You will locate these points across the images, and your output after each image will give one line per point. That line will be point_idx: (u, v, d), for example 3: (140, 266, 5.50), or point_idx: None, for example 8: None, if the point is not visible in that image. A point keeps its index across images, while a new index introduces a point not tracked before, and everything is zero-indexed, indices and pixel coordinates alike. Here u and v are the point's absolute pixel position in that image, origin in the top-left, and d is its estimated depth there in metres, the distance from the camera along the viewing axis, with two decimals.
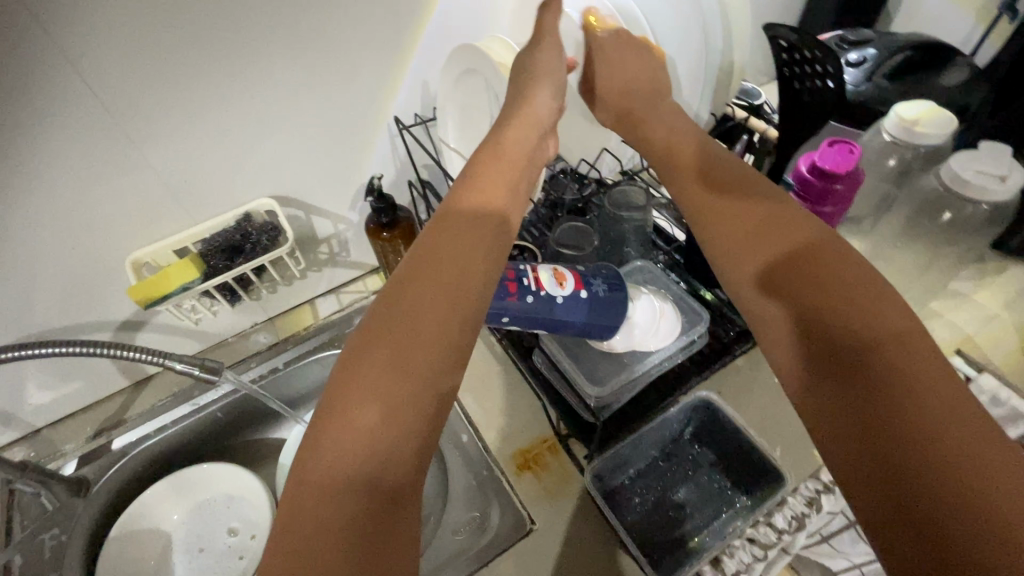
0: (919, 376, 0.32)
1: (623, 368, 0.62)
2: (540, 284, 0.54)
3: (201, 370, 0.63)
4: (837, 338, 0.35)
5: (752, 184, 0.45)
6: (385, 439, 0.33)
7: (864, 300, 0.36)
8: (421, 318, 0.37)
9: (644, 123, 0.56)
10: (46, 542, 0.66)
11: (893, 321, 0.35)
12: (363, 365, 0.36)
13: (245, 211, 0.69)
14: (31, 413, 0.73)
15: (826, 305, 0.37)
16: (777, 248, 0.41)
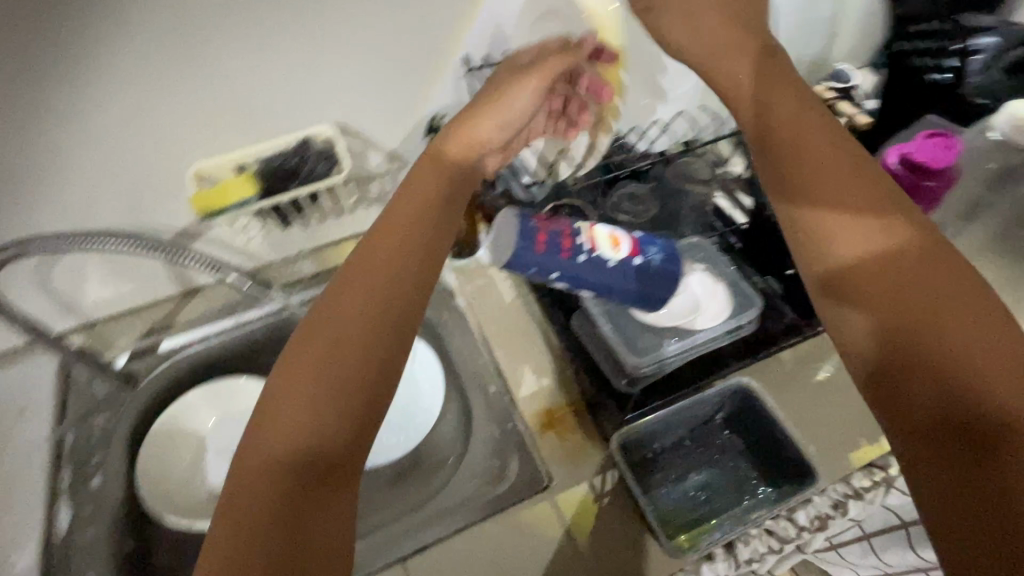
0: (1009, 369, 0.34)
1: (664, 343, 0.61)
2: (594, 244, 0.52)
3: None
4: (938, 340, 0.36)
5: (857, 173, 0.43)
6: (301, 444, 0.39)
7: (952, 290, 0.37)
8: (336, 332, 0.42)
9: (746, 102, 0.49)
10: (96, 427, 0.71)
11: (988, 319, 0.35)
12: (345, 329, 0.43)
13: (304, 134, 0.68)
14: (88, 307, 0.77)
15: (918, 296, 0.37)
16: (877, 235, 0.40)
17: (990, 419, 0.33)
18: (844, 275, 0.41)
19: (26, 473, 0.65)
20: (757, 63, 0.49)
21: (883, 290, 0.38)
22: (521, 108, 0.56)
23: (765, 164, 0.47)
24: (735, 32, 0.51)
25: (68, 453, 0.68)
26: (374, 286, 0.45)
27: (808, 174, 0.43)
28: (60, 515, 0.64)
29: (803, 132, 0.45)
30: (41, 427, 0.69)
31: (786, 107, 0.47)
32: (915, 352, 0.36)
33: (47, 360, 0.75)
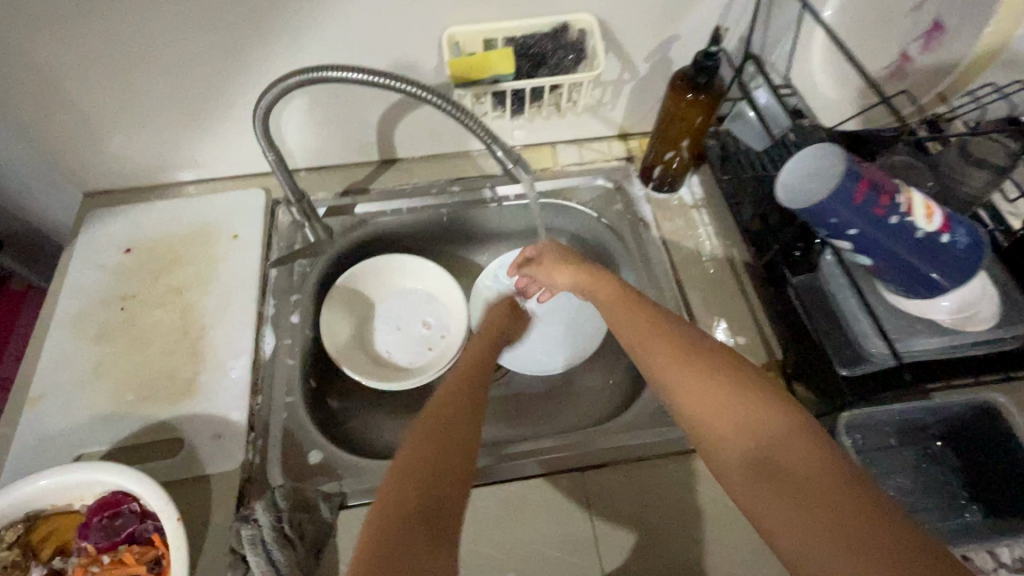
0: (768, 473, 0.39)
1: (914, 334, 0.55)
2: (911, 209, 0.45)
3: (512, 167, 0.59)
4: (715, 415, 0.43)
5: (671, 341, 0.49)
6: (425, 467, 0.42)
7: (771, 424, 0.41)
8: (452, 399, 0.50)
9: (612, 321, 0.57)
10: (296, 269, 0.74)
11: (752, 425, 0.41)
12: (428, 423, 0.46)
13: (562, 21, 0.64)
14: (298, 153, 0.79)
15: (704, 417, 0.44)
16: (709, 392, 0.44)
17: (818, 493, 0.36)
18: (688, 399, 0.46)
19: (239, 294, 0.70)
20: (633, 312, 0.55)
21: (701, 411, 0.44)
22: (597, 283, 0.61)
23: (626, 325, 0.54)
24: (643, 317, 0.54)
25: (271, 286, 0.72)
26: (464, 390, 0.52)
27: (652, 353, 0.50)
28: (265, 339, 0.68)
29: (639, 329, 0.53)
30: (251, 256, 0.73)
31: (639, 330, 0.53)
32: (703, 437, 0.44)
33: (255, 195, 0.78)
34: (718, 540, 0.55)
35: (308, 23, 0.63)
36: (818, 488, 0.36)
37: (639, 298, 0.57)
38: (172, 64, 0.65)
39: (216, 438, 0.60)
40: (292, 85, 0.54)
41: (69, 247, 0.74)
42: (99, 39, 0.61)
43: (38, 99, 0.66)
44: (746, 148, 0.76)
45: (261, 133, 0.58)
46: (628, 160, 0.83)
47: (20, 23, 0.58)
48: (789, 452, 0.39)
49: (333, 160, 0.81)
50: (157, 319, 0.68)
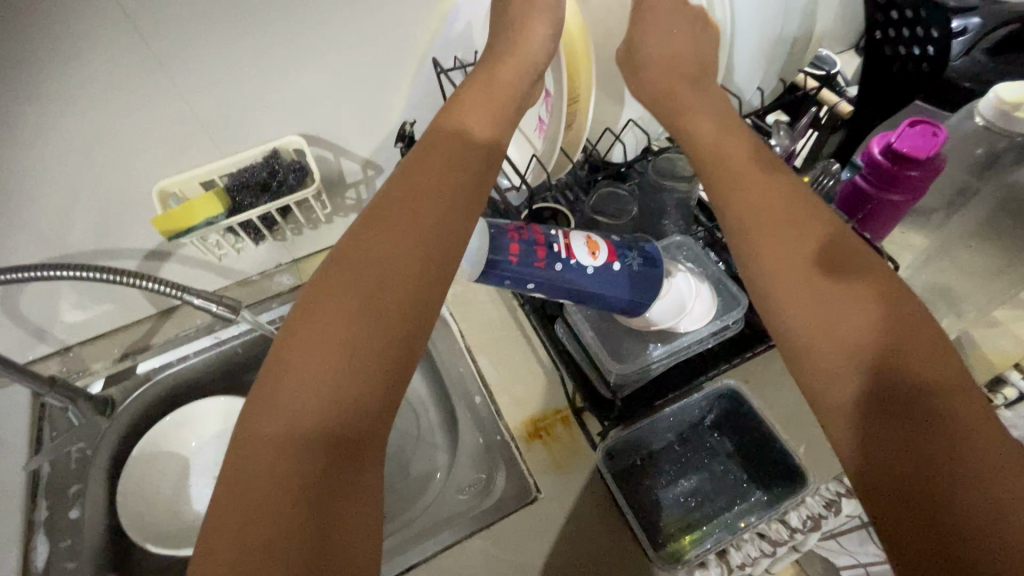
0: (864, 401, 0.35)
1: (645, 346, 0.59)
2: (570, 252, 0.50)
3: (221, 308, 0.65)
4: (837, 351, 0.37)
5: (804, 220, 0.42)
6: (267, 514, 0.32)
7: (901, 358, 0.35)
8: (339, 311, 0.38)
9: (764, 206, 0.43)
10: (74, 456, 0.69)
11: (868, 341, 0.36)
12: (336, 277, 0.39)
13: (272, 147, 0.67)
14: (62, 330, 0.75)
15: (838, 328, 0.37)
16: (805, 276, 0.40)
17: (925, 405, 0.33)
18: (766, 269, 0.42)
19: (2, 508, 0.64)
20: (790, 250, 0.41)
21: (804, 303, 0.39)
22: (716, 141, 0.50)
23: (746, 200, 0.44)
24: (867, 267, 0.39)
25: (45, 484, 0.66)
26: (349, 275, 0.39)
27: (806, 224, 0.42)
28: (38, 548, 0.62)
29: (756, 189, 0.45)
30: (17, 458, 0.67)
31: (757, 178, 0.45)
32: (812, 305, 0.39)
33: (20, 388, 0.73)
34: None
35: None
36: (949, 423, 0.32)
37: (763, 167, 0.46)
38: None
39: None
40: None
41: None
42: None
43: None
44: None
45: None
46: None
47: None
48: (907, 376, 0.34)
49: (107, 325, 0.78)
50: None
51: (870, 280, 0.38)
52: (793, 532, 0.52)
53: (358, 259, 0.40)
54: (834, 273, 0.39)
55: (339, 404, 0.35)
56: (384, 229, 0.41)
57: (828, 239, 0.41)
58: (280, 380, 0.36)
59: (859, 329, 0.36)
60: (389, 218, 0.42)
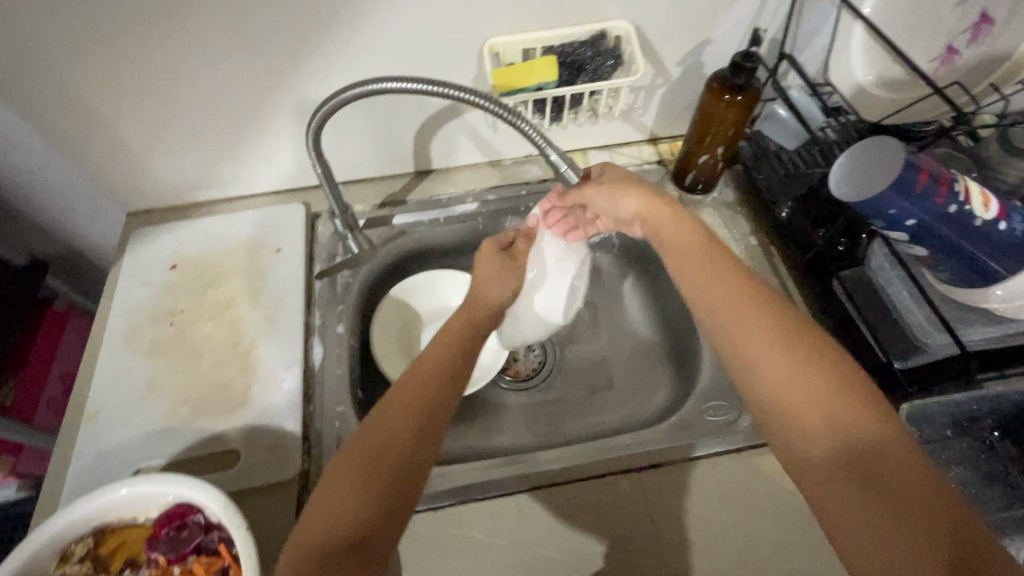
0: (862, 490, 0.38)
1: (964, 322, 0.55)
2: (969, 197, 0.46)
3: (568, 168, 0.61)
4: (829, 443, 0.41)
5: (754, 310, 0.48)
6: (341, 515, 0.43)
7: (863, 430, 0.40)
8: (388, 421, 0.47)
9: (731, 333, 0.48)
10: (339, 281, 0.75)
11: (840, 426, 0.41)
12: (383, 414, 0.48)
13: (600, 29, 0.66)
14: (337, 165, 0.80)
15: (831, 422, 0.41)
16: (776, 356, 0.45)
17: (883, 475, 0.38)
18: (769, 396, 0.44)
19: (285, 308, 0.71)
20: (768, 328, 0.46)
21: (781, 380, 0.44)
22: (705, 289, 0.51)
23: (696, 279, 0.52)
24: (773, 324, 0.47)
25: (316, 298, 0.73)
26: (396, 401, 0.49)
27: (745, 326, 0.47)
28: (314, 348, 0.69)
29: (716, 289, 0.51)
30: (295, 269, 0.74)
31: (703, 292, 0.52)
32: (799, 415, 0.42)
33: (296, 210, 0.79)
34: (782, 537, 0.55)
35: (352, 35, 0.65)
36: (912, 496, 0.37)
37: (722, 259, 0.52)
38: (220, 78, 0.67)
39: (273, 447, 0.61)
40: (351, 98, 0.56)
41: (116, 266, 0.76)
42: (153, 56, 0.63)
43: (104, 126, 0.69)
44: (780, 146, 0.76)
45: (311, 144, 0.61)
46: (660, 163, 0.83)
47: (51, 37, 0.59)
48: (881, 460, 0.39)
49: (371, 173, 0.83)
50: (207, 332, 0.69)
51: (815, 371, 0.43)
52: None
53: (399, 392, 0.50)
54: (780, 382, 0.44)
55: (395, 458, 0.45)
56: (405, 382, 0.50)
57: (766, 362, 0.45)
58: (338, 465, 0.45)
59: (848, 429, 0.40)
60: (420, 375, 0.51)
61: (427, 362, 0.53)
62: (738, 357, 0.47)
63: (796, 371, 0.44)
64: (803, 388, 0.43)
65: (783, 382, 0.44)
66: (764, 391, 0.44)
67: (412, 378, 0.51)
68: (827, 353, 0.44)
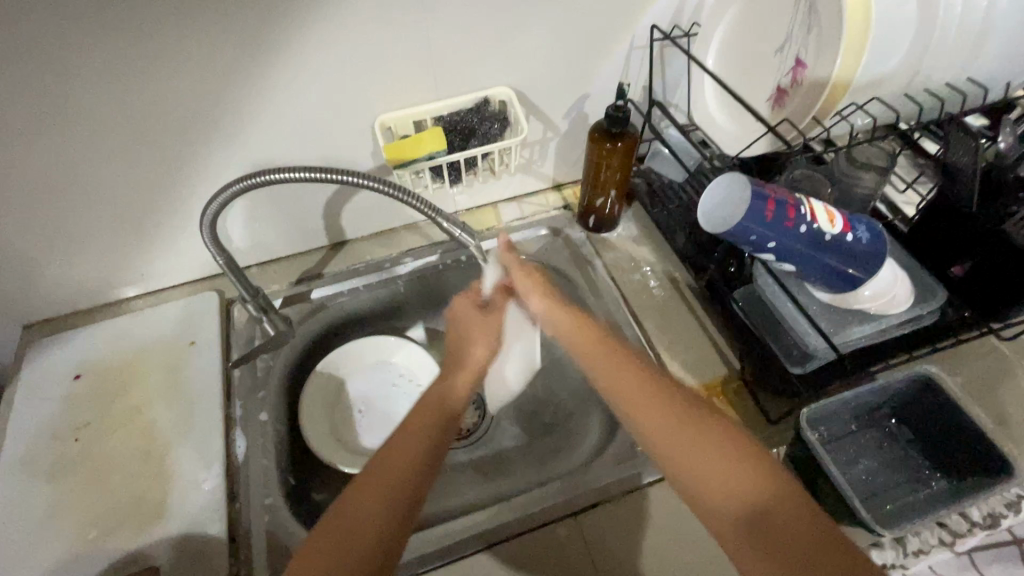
0: (764, 547, 0.39)
1: (842, 323, 0.61)
2: (815, 216, 0.52)
3: (463, 234, 0.64)
4: (727, 505, 0.42)
5: (653, 387, 0.50)
6: None
7: (756, 485, 0.42)
8: (367, 499, 0.44)
9: (630, 409, 0.50)
10: (260, 365, 0.73)
11: (737, 485, 0.42)
12: (358, 489, 0.45)
13: (483, 96, 0.71)
14: (249, 249, 0.80)
15: (729, 483, 0.43)
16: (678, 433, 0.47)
17: (780, 528, 0.40)
18: (672, 463, 0.46)
19: (203, 403, 0.68)
20: (664, 400, 0.49)
21: (682, 457, 0.45)
22: (607, 373, 0.54)
23: (596, 364, 0.55)
24: (663, 398, 0.49)
25: (236, 386, 0.71)
26: (375, 474, 0.46)
27: (642, 402, 0.50)
28: (236, 440, 0.66)
29: (621, 377, 0.52)
30: (211, 360, 0.72)
31: (606, 375, 0.54)
32: (699, 481, 0.44)
33: (209, 298, 0.78)
34: (720, 557, 0.57)
35: (244, 125, 0.66)
36: (807, 543, 0.39)
37: (610, 348, 0.56)
38: (111, 179, 0.66)
39: (197, 556, 0.57)
40: (240, 190, 0.57)
41: (12, 385, 0.71)
42: (35, 166, 0.62)
43: None
44: (669, 180, 0.83)
45: (209, 236, 0.61)
46: (565, 207, 0.87)
47: None
48: (776, 514, 0.40)
49: (284, 251, 0.83)
50: (117, 442, 0.66)
51: (711, 434, 0.45)
52: (973, 525, 0.58)
53: (379, 463, 0.47)
54: (681, 451, 0.46)
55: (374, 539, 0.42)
56: (383, 454, 0.48)
57: (666, 433, 0.47)
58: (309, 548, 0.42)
59: (743, 487, 0.42)
60: (399, 445, 0.49)
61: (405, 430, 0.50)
62: (640, 431, 0.49)
63: (693, 438, 0.45)
64: (700, 453, 0.45)
65: (683, 449, 0.45)
66: (667, 463, 0.46)
67: (397, 447, 0.48)
68: (720, 416, 0.47)
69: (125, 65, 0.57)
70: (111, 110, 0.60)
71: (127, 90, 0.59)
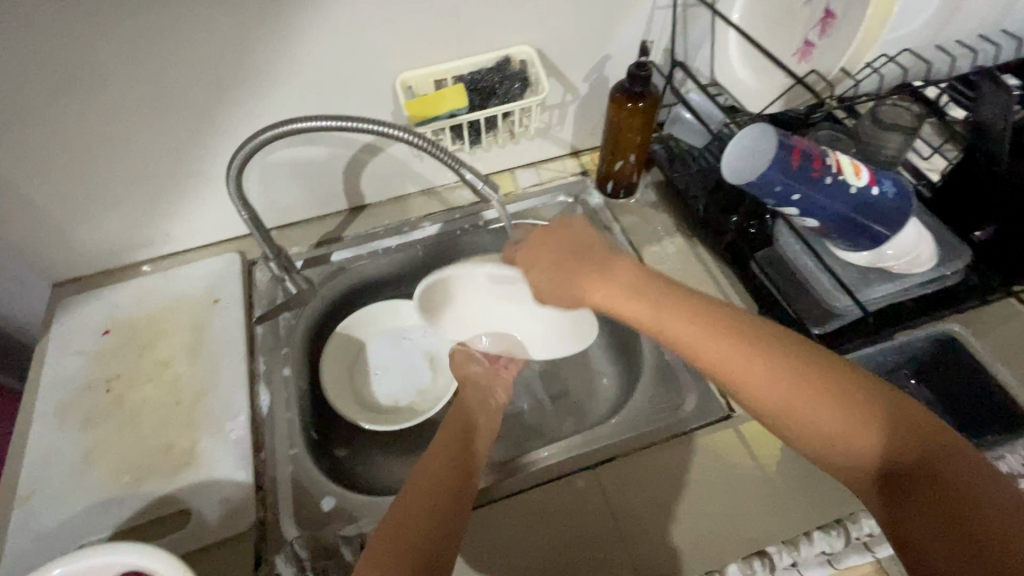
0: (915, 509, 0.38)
1: (863, 282, 0.61)
2: (841, 168, 0.51)
3: (484, 186, 0.64)
4: (864, 465, 0.41)
5: (751, 342, 0.45)
6: None
7: (890, 442, 0.40)
8: (422, 502, 0.47)
9: (728, 374, 0.45)
10: (281, 324, 0.75)
11: (867, 444, 0.41)
12: (424, 491, 0.49)
13: (504, 55, 0.70)
14: (270, 212, 0.81)
15: (862, 446, 0.41)
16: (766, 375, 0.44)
17: (926, 481, 0.38)
18: (792, 432, 0.43)
19: (227, 358, 0.70)
20: (761, 356, 0.44)
21: (803, 422, 0.43)
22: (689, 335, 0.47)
23: (675, 326, 0.47)
24: (770, 356, 0.44)
25: (259, 344, 0.72)
26: (432, 483, 0.49)
27: (741, 367, 0.44)
28: (260, 394, 0.68)
29: (680, 325, 0.47)
30: (234, 318, 0.74)
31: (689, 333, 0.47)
32: (827, 448, 0.42)
33: (232, 260, 0.79)
34: (736, 510, 0.57)
35: (267, 85, 0.67)
36: (959, 495, 0.37)
37: (692, 298, 0.48)
38: (137, 139, 0.67)
39: (225, 500, 0.59)
40: (264, 141, 0.58)
41: (42, 341, 0.73)
42: (63, 123, 0.63)
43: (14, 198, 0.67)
44: (689, 146, 0.82)
45: (234, 190, 0.61)
46: (583, 173, 0.87)
47: None
48: (922, 471, 0.39)
49: (304, 215, 0.84)
50: (146, 394, 0.67)
51: (833, 395, 0.42)
52: None
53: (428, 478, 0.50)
54: (799, 422, 0.43)
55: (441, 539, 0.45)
56: (425, 471, 0.51)
57: (780, 402, 0.43)
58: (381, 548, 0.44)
59: (874, 445, 0.41)
60: (447, 461, 0.53)
61: (453, 449, 0.55)
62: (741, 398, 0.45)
63: (810, 403, 0.42)
64: (821, 420, 0.42)
65: (800, 415, 0.43)
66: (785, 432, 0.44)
67: (443, 464, 0.52)
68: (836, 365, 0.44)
69: (152, 20, 0.57)
70: (137, 68, 0.60)
71: (153, 46, 0.59)
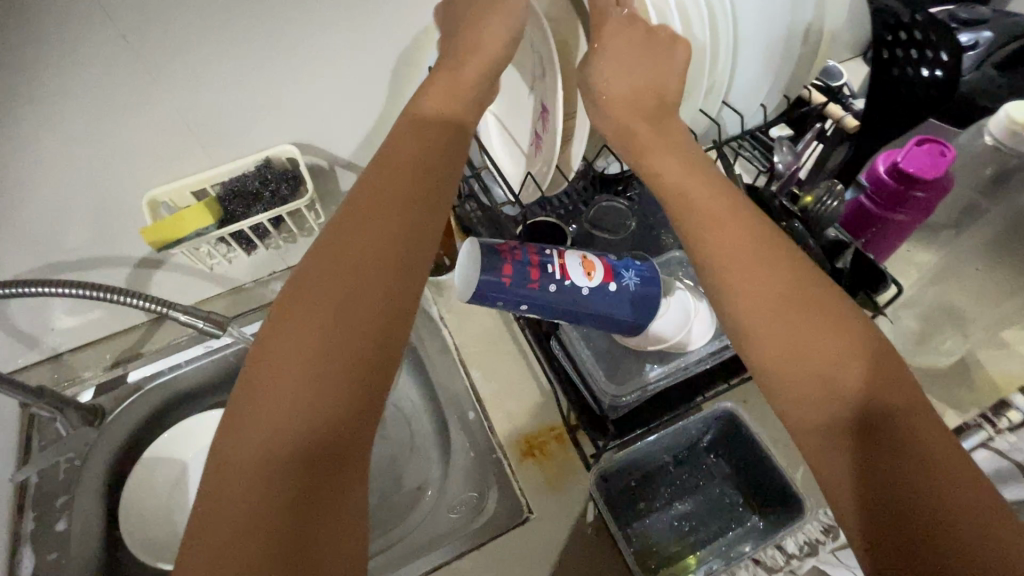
0: (882, 451, 0.32)
1: (638, 365, 0.58)
2: (565, 272, 0.49)
3: (206, 323, 0.63)
4: (857, 406, 0.34)
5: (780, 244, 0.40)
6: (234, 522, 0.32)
7: (886, 387, 0.34)
8: (306, 331, 0.36)
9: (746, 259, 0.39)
10: (62, 468, 0.68)
11: (866, 375, 0.35)
12: (304, 292, 0.38)
13: (265, 156, 0.66)
14: (53, 337, 0.74)
15: (858, 377, 0.34)
16: (753, 266, 0.39)
17: (903, 437, 0.32)
18: (772, 322, 0.37)
19: None
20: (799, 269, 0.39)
21: (785, 301, 0.37)
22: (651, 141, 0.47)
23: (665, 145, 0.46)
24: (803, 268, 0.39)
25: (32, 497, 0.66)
26: (313, 314, 0.37)
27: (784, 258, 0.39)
28: (25, 561, 0.63)
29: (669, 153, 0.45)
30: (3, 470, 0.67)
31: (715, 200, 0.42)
32: (824, 381, 0.35)
33: None
34: None
35: None
36: (928, 445, 0.32)
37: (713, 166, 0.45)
38: None
39: None
40: None
41: None
42: None
43: None
44: None
45: None
46: None
47: None
48: (892, 401, 0.34)
49: (99, 332, 0.78)
50: None
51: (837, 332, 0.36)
52: (789, 558, 0.51)
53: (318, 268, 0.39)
54: (795, 300, 0.37)
55: (299, 450, 0.34)
56: (311, 279, 0.38)
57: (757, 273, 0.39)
58: (254, 384, 0.35)
59: (869, 385, 0.34)
60: (322, 303, 0.37)
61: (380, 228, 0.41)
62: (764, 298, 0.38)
63: (795, 324, 0.37)
64: (818, 344, 0.36)
65: (796, 329, 0.36)
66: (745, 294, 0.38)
67: (342, 251, 0.39)
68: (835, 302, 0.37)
69: None
70: None
71: None
